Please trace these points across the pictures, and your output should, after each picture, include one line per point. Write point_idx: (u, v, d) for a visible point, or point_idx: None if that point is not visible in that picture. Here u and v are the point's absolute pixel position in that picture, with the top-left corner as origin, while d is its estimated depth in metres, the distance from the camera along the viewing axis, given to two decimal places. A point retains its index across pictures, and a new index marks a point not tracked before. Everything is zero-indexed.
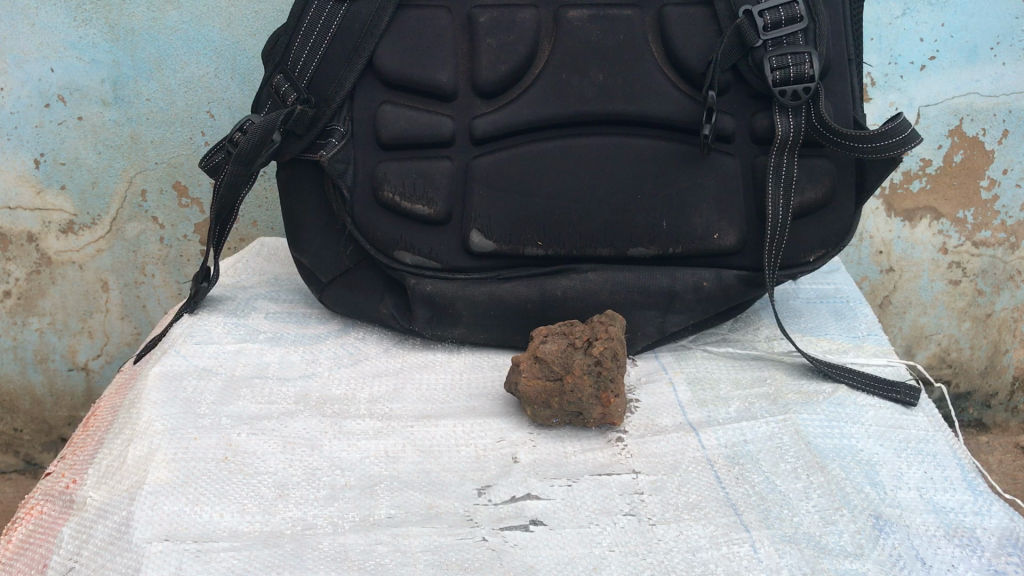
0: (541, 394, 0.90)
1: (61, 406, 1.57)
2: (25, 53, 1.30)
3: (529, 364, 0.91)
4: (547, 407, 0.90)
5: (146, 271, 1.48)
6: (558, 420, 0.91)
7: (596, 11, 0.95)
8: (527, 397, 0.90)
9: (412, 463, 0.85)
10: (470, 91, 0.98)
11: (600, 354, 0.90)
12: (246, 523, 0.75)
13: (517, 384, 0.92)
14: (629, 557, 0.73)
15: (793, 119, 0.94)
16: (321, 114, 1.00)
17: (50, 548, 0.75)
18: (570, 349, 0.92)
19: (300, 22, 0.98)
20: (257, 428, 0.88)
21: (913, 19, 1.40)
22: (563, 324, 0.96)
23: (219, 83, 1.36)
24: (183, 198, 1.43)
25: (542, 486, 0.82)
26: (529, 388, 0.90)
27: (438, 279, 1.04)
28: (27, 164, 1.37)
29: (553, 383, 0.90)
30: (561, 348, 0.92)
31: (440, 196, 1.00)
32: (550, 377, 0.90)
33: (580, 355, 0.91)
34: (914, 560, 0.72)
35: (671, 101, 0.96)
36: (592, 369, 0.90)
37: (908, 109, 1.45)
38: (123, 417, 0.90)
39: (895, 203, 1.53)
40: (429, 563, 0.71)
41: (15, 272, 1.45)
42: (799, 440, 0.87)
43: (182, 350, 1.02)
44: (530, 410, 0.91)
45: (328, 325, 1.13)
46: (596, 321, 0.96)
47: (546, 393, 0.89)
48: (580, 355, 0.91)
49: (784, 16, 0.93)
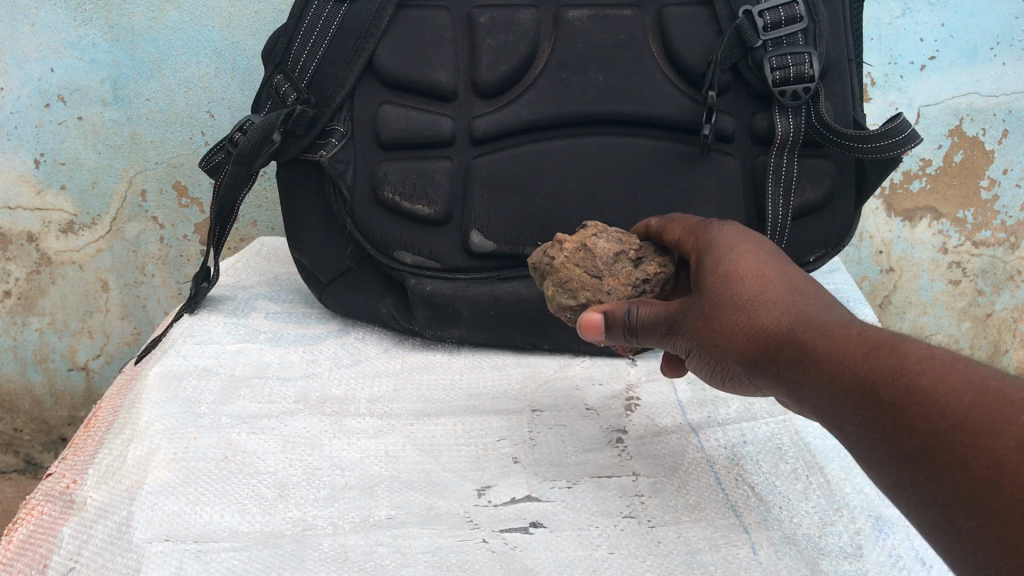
0: (574, 283, 0.79)
1: (61, 406, 1.57)
2: (25, 53, 1.30)
3: (573, 248, 0.80)
4: (574, 297, 0.79)
5: (146, 271, 1.48)
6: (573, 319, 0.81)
7: (596, 11, 0.95)
8: (558, 277, 0.80)
9: (412, 464, 0.85)
10: (470, 91, 0.98)
11: (650, 277, 0.79)
12: (246, 523, 0.75)
13: (552, 260, 0.81)
14: (630, 560, 0.73)
15: (793, 119, 0.94)
16: (321, 115, 0.99)
17: (50, 548, 0.74)
18: (622, 254, 0.79)
19: (299, 21, 0.98)
20: (257, 428, 0.88)
21: (913, 19, 1.39)
22: (621, 230, 0.83)
23: (219, 83, 1.36)
24: (183, 198, 1.44)
25: (542, 488, 0.83)
26: (563, 269, 0.80)
27: (438, 279, 1.04)
28: (27, 164, 1.37)
29: (590, 284, 0.78)
30: (613, 252, 0.79)
31: (440, 196, 1.00)
32: (590, 273, 0.78)
33: (629, 266, 0.79)
34: (915, 561, 0.72)
35: (671, 102, 0.96)
36: (638, 289, 0.78)
37: (908, 109, 1.44)
38: (123, 417, 0.90)
39: (895, 203, 1.53)
40: (429, 564, 0.71)
41: (16, 273, 1.45)
42: (798, 441, 0.87)
43: (182, 350, 1.02)
44: (552, 291, 0.80)
45: (328, 325, 1.13)
46: (656, 229, 0.81)
47: (579, 286, 0.78)
48: (629, 263, 0.79)
49: (784, 16, 0.93)
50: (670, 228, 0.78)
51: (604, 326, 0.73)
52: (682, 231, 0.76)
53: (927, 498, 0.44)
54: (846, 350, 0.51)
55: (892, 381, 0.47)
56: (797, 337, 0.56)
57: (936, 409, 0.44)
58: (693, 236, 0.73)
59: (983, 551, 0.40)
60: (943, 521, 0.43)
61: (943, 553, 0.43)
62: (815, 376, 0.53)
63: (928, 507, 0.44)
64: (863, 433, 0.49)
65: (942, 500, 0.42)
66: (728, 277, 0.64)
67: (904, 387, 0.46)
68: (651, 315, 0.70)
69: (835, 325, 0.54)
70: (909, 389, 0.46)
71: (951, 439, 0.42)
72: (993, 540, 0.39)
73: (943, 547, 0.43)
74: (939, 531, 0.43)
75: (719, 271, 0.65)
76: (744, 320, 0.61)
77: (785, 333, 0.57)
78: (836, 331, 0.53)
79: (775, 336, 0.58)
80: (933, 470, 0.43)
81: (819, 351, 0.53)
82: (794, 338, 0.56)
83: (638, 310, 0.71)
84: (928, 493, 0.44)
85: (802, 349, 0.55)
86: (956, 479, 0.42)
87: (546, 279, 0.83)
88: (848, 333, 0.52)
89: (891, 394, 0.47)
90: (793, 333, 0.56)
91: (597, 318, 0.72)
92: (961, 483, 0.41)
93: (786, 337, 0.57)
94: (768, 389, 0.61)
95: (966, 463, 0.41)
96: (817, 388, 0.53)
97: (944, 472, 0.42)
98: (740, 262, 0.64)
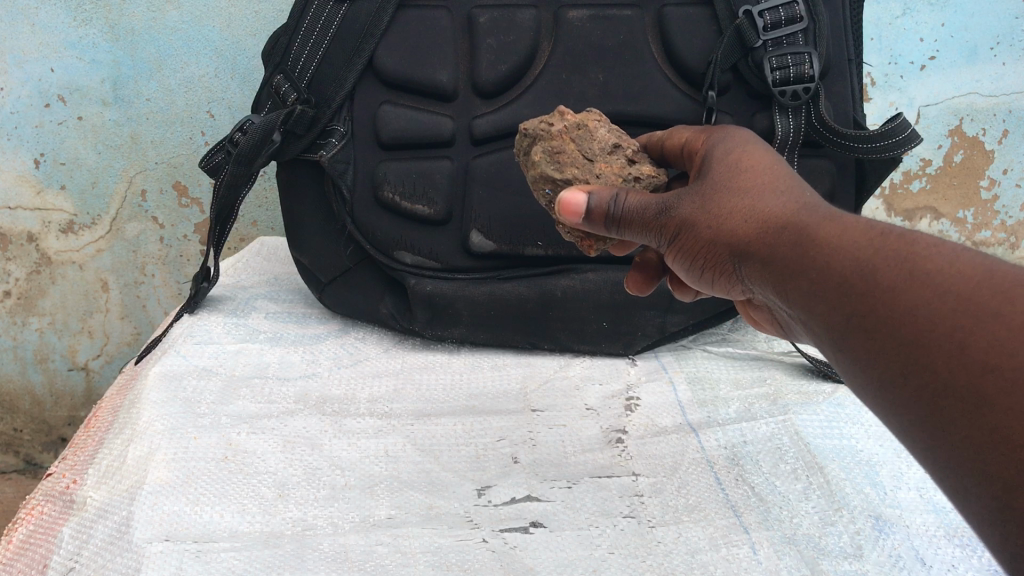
0: (564, 157, 0.72)
1: (61, 406, 1.57)
2: (25, 53, 1.30)
3: (573, 123, 0.74)
4: (559, 170, 0.71)
5: (145, 271, 1.48)
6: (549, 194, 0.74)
7: (596, 11, 0.95)
8: (549, 142, 0.72)
9: (413, 464, 0.85)
10: (470, 91, 0.98)
11: (644, 175, 0.73)
12: (246, 523, 0.75)
13: (547, 125, 0.74)
14: (629, 560, 0.73)
15: (793, 119, 0.95)
16: (322, 114, 0.99)
17: (50, 548, 0.74)
18: (620, 148, 0.74)
19: (299, 21, 0.98)
20: (257, 428, 0.88)
21: (913, 19, 1.39)
22: (620, 130, 0.78)
23: (218, 82, 1.36)
24: (183, 198, 1.44)
25: (543, 488, 0.83)
26: (557, 137, 0.73)
27: (438, 279, 1.04)
28: (27, 164, 1.37)
29: (581, 162, 0.72)
30: (611, 140, 0.74)
31: (440, 196, 1.00)
32: (583, 153, 0.72)
33: (625, 161, 0.73)
34: (914, 561, 0.72)
35: (671, 101, 0.96)
36: (629, 181, 0.72)
37: (908, 109, 1.44)
38: (123, 417, 0.90)
39: (895, 203, 1.53)
40: (429, 563, 0.71)
41: (15, 272, 1.45)
42: (799, 440, 0.87)
43: (181, 350, 1.02)
44: (538, 155, 0.73)
45: (328, 325, 1.13)
46: (659, 141, 0.78)
47: (569, 161, 0.72)
48: (625, 160, 0.74)
49: (784, 16, 0.93)
50: (676, 135, 0.76)
51: (586, 209, 0.66)
52: (692, 134, 0.73)
53: (914, 387, 0.42)
54: (857, 242, 0.49)
55: (903, 269, 0.45)
56: (806, 228, 0.54)
57: (945, 295, 0.42)
58: (705, 138, 0.71)
59: (962, 443, 0.39)
60: (928, 413, 0.41)
61: (920, 446, 0.42)
62: (817, 266, 0.51)
63: (915, 399, 0.42)
64: (859, 320, 0.47)
65: (931, 389, 0.41)
66: (742, 173, 0.62)
67: (915, 274, 0.44)
68: (640, 202, 0.65)
69: (847, 219, 0.52)
70: (909, 277, 0.44)
71: (940, 329, 0.41)
72: (977, 430, 0.38)
73: (923, 439, 0.42)
74: (923, 424, 0.42)
75: (733, 167, 0.63)
76: (754, 212, 0.59)
77: (794, 223, 0.55)
78: (846, 227, 0.51)
79: (782, 226, 0.56)
80: (928, 357, 0.41)
81: (828, 241, 0.51)
82: (803, 227, 0.54)
83: (625, 196, 0.66)
84: (916, 383, 0.42)
85: (809, 239, 0.53)
86: (943, 365, 0.40)
87: (530, 149, 0.75)
88: (861, 226, 0.51)
89: (899, 281, 0.45)
90: (803, 224, 0.54)
91: (581, 198, 0.66)
92: (953, 371, 0.40)
93: (794, 227, 0.55)
94: (760, 287, 0.60)
95: (963, 349, 0.39)
96: (816, 278, 0.51)
97: (937, 360, 0.41)
98: (756, 162, 0.62)
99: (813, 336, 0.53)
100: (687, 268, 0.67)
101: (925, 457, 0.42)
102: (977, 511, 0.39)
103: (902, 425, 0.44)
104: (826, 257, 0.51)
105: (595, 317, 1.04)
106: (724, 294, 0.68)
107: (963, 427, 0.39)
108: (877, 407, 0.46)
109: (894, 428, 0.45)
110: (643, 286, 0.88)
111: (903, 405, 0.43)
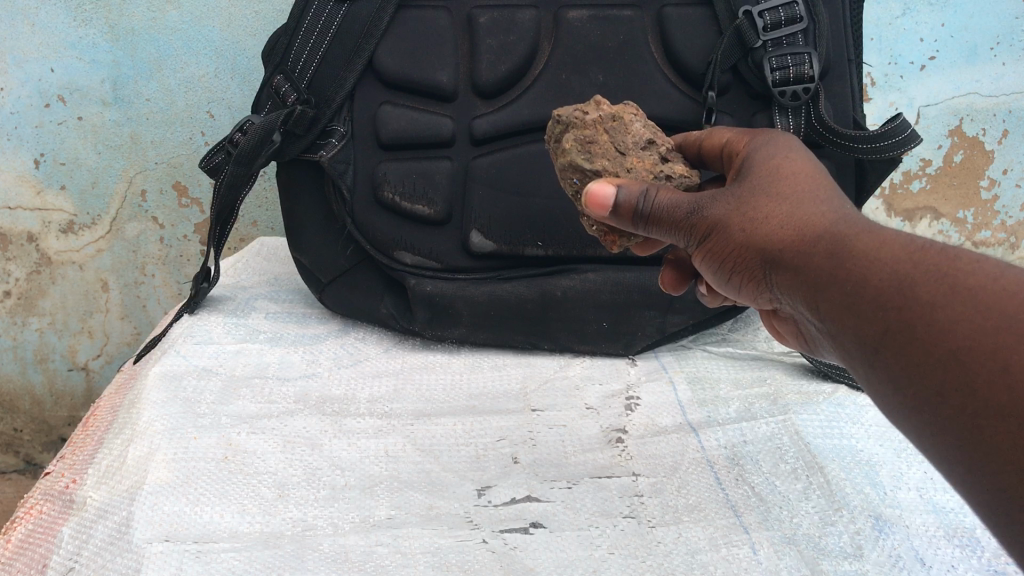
0: (596, 148, 0.71)
1: (61, 406, 1.58)
2: (25, 53, 1.30)
3: (605, 114, 0.73)
4: (589, 161, 0.71)
5: (146, 271, 1.49)
6: (576, 183, 0.73)
7: (595, 12, 0.95)
8: (581, 131, 0.72)
9: (412, 464, 0.86)
10: (470, 91, 0.98)
11: (675, 175, 0.73)
12: (246, 523, 0.75)
13: (579, 113, 0.73)
14: (629, 560, 0.73)
15: (793, 119, 0.95)
16: (321, 115, 0.99)
17: (50, 548, 0.74)
18: (654, 145, 0.74)
19: (299, 21, 0.97)
20: (256, 428, 0.88)
21: (913, 19, 1.38)
22: (650, 124, 0.77)
23: (219, 82, 1.36)
24: (184, 198, 1.44)
25: (542, 488, 0.83)
26: (590, 127, 0.72)
27: (438, 279, 1.04)
28: (27, 164, 1.36)
29: (614, 155, 0.71)
30: (644, 134, 0.73)
31: (440, 196, 1.00)
32: (616, 146, 0.71)
33: (658, 158, 0.73)
34: (915, 561, 0.72)
35: (672, 102, 0.96)
36: (660, 179, 0.71)
37: (908, 109, 1.44)
38: (123, 417, 0.90)
39: (896, 203, 1.53)
40: (429, 564, 0.71)
41: (15, 273, 1.45)
42: (798, 440, 0.87)
43: (182, 350, 1.02)
44: (569, 143, 0.72)
45: (328, 325, 1.13)
46: (693, 141, 0.78)
47: (601, 152, 0.71)
48: (657, 156, 0.73)
49: (784, 16, 0.92)
50: (715, 135, 0.75)
51: (614, 203, 0.66)
52: (732, 135, 0.73)
53: (954, 407, 0.43)
54: (895, 256, 0.50)
55: (945, 286, 0.45)
56: (843, 237, 0.54)
57: (987, 313, 0.43)
58: (746, 141, 0.70)
59: (1000, 465, 0.40)
60: (966, 433, 0.42)
61: (955, 467, 0.43)
62: (852, 277, 0.51)
63: (952, 419, 0.43)
64: (893, 336, 0.47)
65: (971, 409, 0.42)
66: (780, 178, 0.61)
67: (959, 290, 0.45)
68: (669, 200, 0.64)
69: (887, 233, 0.52)
70: (950, 297, 0.45)
71: (979, 350, 0.42)
72: (1018, 455, 0.39)
73: (957, 459, 0.43)
74: (960, 445, 0.43)
75: (772, 172, 0.62)
76: (788, 217, 0.58)
77: (831, 232, 0.55)
78: (885, 239, 0.52)
79: (817, 233, 0.56)
80: (970, 378, 0.42)
81: (865, 253, 0.51)
82: (841, 237, 0.54)
83: (655, 193, 0.65)
84: (956, 403, 0.43)
85: (846, 248, 0.53)
86: (985, 387, 0.41)
87: (561, 137, 0.74)
88: (901, 239, 0.51)
89: (939, 299, 0.45)
90: (840, 234, 0.54)
91: (610, 190, 0.65)
92: (994, 390, 0.40)
93: (832, 235, 0.55)
94: (786, 294, 0.60)
95: (1007, 369, 0.40)
96: (852, 289, 0.51)
97: (978, 381, 0.41)
98: (796, 168, 0.62)
99: (841, 347, 0.53)
100: (712, 271, 0.67)
101: (959, 478, 0.43)
102: (1015, 536, 0.40)
103: (937, 445, 0.44)
104: (864, 268, 0.51)
105: (595, 317, 1.04)
106: (747, 299, 0.68)
107: (1001, 451, 0.40)
108: (907, 424, 0.47)
109: (925, 446, 0.46)
110: (676, 284, 0.88)
111: (938, 425, 0.44)
